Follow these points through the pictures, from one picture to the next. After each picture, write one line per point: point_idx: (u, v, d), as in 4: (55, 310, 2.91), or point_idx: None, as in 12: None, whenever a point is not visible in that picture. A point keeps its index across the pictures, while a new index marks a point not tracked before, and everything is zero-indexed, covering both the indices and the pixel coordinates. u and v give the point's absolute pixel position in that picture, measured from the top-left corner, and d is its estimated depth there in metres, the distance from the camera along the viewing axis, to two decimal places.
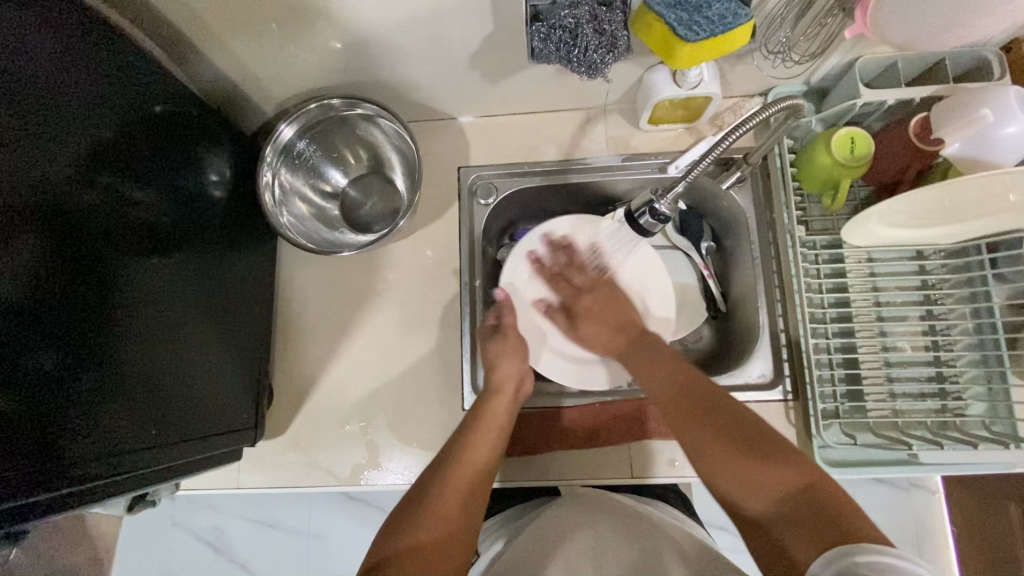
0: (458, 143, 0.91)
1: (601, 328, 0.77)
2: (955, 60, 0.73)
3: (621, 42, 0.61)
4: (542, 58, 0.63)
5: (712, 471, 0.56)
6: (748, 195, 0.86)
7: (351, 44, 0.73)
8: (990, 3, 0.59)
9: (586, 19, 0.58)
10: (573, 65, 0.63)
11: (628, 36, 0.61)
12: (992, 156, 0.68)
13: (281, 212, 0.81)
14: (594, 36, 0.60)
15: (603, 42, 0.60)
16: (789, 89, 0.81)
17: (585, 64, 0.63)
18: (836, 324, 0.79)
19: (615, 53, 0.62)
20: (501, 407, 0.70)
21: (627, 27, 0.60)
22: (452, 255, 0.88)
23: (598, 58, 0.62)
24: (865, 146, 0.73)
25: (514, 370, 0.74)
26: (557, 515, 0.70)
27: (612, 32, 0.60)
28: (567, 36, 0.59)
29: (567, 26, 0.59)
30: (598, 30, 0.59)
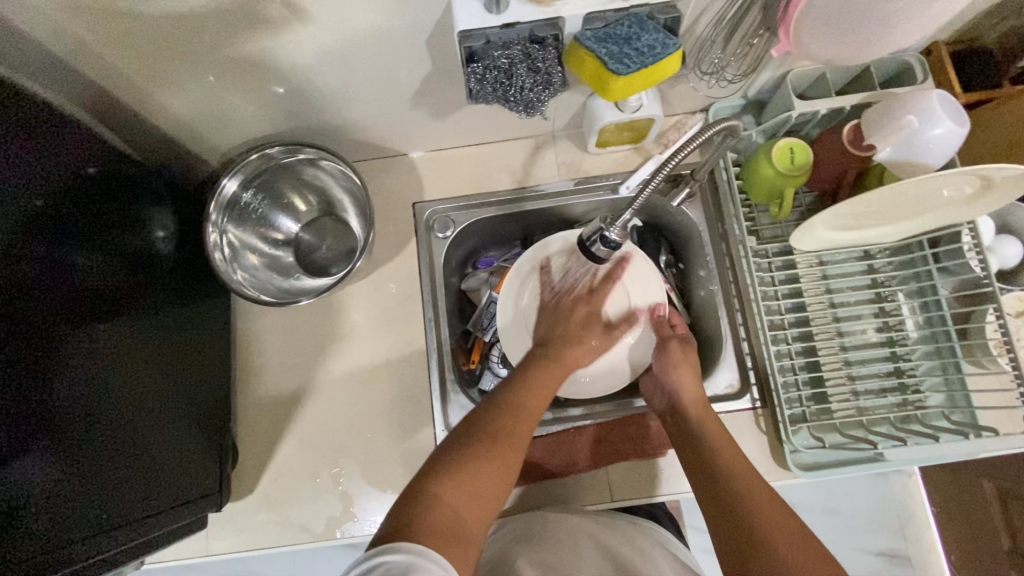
0: (411, 178, 0.90)
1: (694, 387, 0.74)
2: (879, 67, 0.77)
3: (556, 79, 0.62)
4: (479, 98, 0.63)
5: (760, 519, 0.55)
6: (699, 210, 0.88)
7: (291, 90, 0.72)
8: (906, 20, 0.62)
9: (519, 59, 0.59)
10: (512, 104, 0.64)
11: (562, 72, 0.62)
12: (924, 158, 0.69)
13: (234, 268, 0.79)
14: (528, 74, 0.60)
15: (538, 80, 0.61)
16: (729, 105, 0.84)
17: (522, 103, 0.63)
18: (795, 329, 0.80)
19: (551, 90, 0.63)
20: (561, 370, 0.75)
21: (560, 63, 0.60)
22: (415, 292, 0.87)
23: (535, 96, 0.62)
24: (804, 154, 0.76)
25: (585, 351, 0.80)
26: (525, 530, 0.71)
27: (546, 70, 0.60)
28: (502, 76, 0.60)
29: (502, 66, 0.59)
30: (531, 69, 0.60)
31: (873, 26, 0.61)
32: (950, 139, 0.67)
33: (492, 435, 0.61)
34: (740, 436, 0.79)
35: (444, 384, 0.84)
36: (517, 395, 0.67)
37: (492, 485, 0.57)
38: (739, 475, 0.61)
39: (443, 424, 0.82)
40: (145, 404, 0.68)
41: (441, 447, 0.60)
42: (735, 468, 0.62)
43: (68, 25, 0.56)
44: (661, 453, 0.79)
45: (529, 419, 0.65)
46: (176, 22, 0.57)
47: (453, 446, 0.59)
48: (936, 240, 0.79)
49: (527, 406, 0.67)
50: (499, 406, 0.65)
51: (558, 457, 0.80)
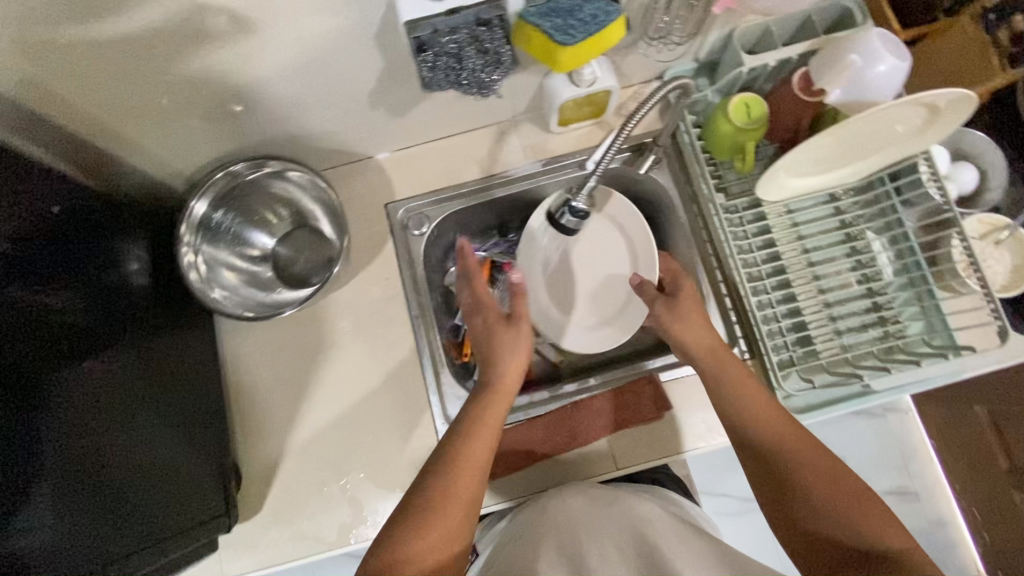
0: (379, 179, 0.90)
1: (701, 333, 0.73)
2: (822, 15, 0.79)
3: (506, 57, 0.62)
4: (432, 86, 0.63)
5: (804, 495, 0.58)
6: (667, 175, 0.90)
7: (248, 105, 0.72)
8: None
9: (467, 42, 0.59)
10: (465, 87, 0.65)
11: (512, 50, 0.63)
12: (871, 94, 0.71)
13: (212, 288, 0.78)
14: (478, 56, 0.61)
15: (488, 60, 0.62)
16: (681, 68, 0.86)
17: (475, 84, 0.64)
18: (773, 278, 0.82)
19: (502, 69, 0.63)
20: (496, 408, 0.67)
21: (509, 42, 0.61)
22: (399, 291, 0.86)
23: (487, 76, 0.63)
24: (759, 108, 0.78)
25: (517, 365, 0.71)
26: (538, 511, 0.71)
27: (495, 50, 0.61)
28: (453, 61, 0.60)
29: (451, 51, 0.60)
30: (480, 50, 0.60)
31: None
32: (892, 74, 0.69)
33: (439, 500, 0.59)
34: None
35: (438, 377, 0.84)
36: (467, 428, 0.65)
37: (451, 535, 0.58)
38: (791, 447, 0.61)
39: (443, 416, 0.82)
40: (133, 440, 0.67)
41: (397, 510, 0.60)
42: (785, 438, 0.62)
43: (8, 61, 0.55)
44: (660, 414, 0.80)
45: (481, 446, 0.63)
46: (121, 46, 0.57)
47: (410, 510, 0.59)
48: (896, 174, 0.81)
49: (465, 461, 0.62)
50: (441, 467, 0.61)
51: (560, 432, 0.81)
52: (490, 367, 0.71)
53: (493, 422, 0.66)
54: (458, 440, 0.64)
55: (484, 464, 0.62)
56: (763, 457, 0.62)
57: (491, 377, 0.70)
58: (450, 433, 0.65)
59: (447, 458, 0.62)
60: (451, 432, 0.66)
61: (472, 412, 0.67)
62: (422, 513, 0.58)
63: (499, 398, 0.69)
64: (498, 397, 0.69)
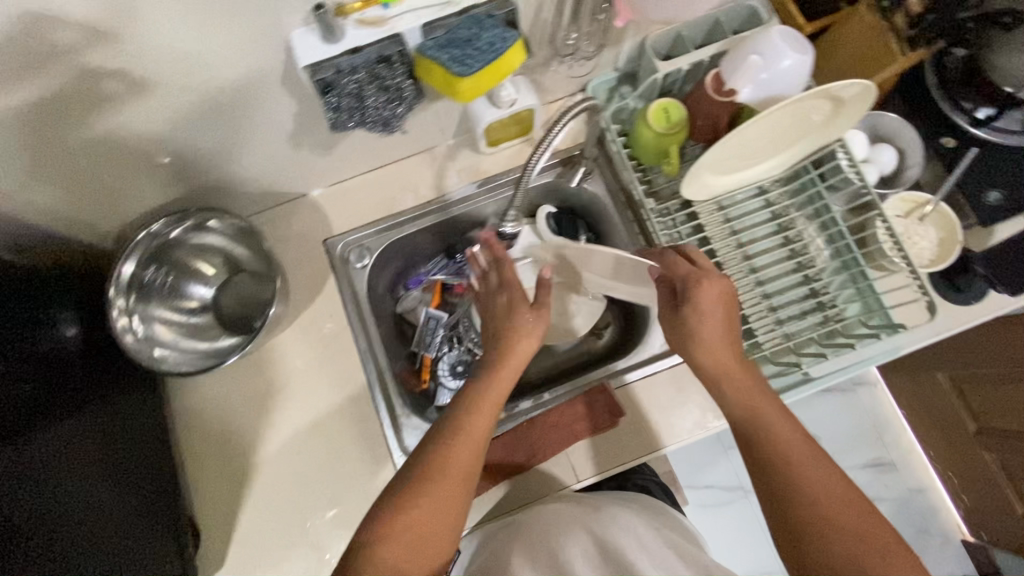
0: (315, 216, 0.89)
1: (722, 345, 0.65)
2: (730, 16, 0.82)
3: (407, 92, 0.64)
4: (339, 126, 0.64)
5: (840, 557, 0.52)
6: (601, 184, 0.91)
7: (168, 159, 0.72)
8: None
9: (367, 81, 0.60)
10: (371, 125, 0.65)
11: (413, 85, 0.64)
12: (778, 90, 0.73)
13: (155, 347, 0.77)
14: (379, 94, 0.62)
15: (390, 98, 0.63)
16: (604, 79, 0.87)
17: (378, 121, 0.65)
18: (711, 275, 0.83)
19: (405, 103, 0.65)
20: (501, 386, 0.68)
21: (409, 77, 0.62)
22: (346, 327, 0.86)
23: (391, 113, 0.64)
24: (678, 111, 0.79)
25: (528, 344, 0.72)
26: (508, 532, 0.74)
27: (395, 86, 0.62)
28: (355, 101, 0.61)
29: (353, 91, 0.60)
30: (381, 88, 0.61)
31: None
32: (796, 68, 0.71)
33: (432, 471, 0.60)
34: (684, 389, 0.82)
35: (391, 410, 0.84)
36: (463, 420, 0.64)
37: (445, 511, 0.59)
38: (825, 501, 0.54)
39: (400, 448, 0.82)
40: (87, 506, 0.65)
41: (395, 477, 0.62)
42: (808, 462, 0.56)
43: None
44: (614, 422, 0.80)
45: (474, 437, 0.63)
46: (17, 116, 0.56)
47: (401, 482, 0.61)
48: (819, 162, 0.83)
49: (461, 439, 0.63)
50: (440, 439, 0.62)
51: (520, 451, 0.81)
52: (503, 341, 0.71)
53: (489, 405, 0.66)
54: (460, 414, 0.65)
55: (477, 443, 0.63)
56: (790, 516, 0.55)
57: (502, 349, 0.71)
58: (446, 420, 0.65)
59: (445, 427, 0.64)
60: (445, 419, 0.65)
61: (473, 397, 0.66)
62: (414, 483, 0.60)
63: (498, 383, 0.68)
64: (499, 381, 0.68)
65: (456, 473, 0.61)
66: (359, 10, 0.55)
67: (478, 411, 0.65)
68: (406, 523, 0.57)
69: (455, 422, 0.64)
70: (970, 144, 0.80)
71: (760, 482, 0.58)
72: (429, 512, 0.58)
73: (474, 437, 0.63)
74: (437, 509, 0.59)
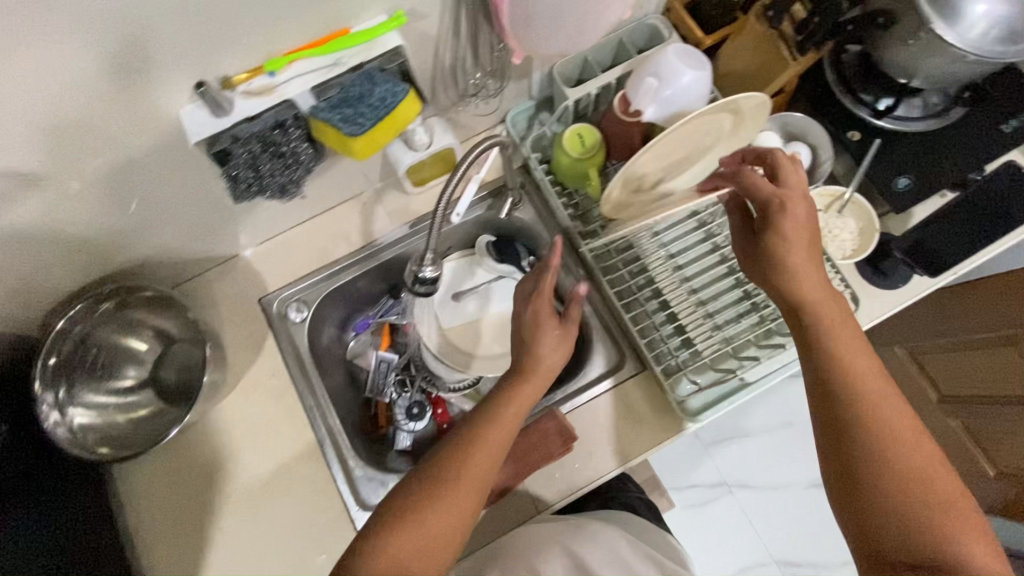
0: (250, 276, 0.88)
1: (807, 270, 0.63)
2: (632, 37, 0.85)
3: (304, 153, 0.64)
4: (241, 196, 0.64)
5: (883, 479, 0.56)
6: (531, 210, 0.93)
7: (94, 242, 0.71)
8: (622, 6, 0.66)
9: (260, 149, 0.61)
10: (267, 191, 0.65)
11: (308, 146, 0.64)
12: (682, 106, 0.75)
13: (89, 445, 0.74)
14: (273, 158, 0.62)
15: (285, 159, 0.63)
16: (522, 109, 0.89)
17: (275, 185, 0.66)
18: (647, 289, 0.85)
19: (302, 163, 0.65)
20: (524, 392, 0.67)
21: (304, 138, 0.63)
22: (291, 385, 0.85)
23: (287, 174, 0.65)
24: (592, 135, 0.82)
25: (556, 361, 0.68)
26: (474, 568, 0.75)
27: (290, 148, 0.63)
28: (250, 168, 0.61)
29: (247, 159, 0.60)
30: (275, 153, 0.62)
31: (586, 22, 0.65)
32: (695, 84, 0.73)
33: (451, 478, 0.60)
34: (632, 405, 0.83)
35: (345, 464, 0.83)
36: (480, 431, 0.63)
37: (453, 521, 0.58)
38: (892, 429, 0.57)
39: (357, 502, 0.81)
40: None
41: (406, 482, 0.62)
42: (873, 398, 0.59)
43: None
44: (567, 448, 0.80)
45: (489, 447, 0.63)
46: None
47: (411, 489, 0.60)
48: None
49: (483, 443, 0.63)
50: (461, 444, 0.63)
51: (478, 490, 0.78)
52: (523, 353, 0.69)
53: (505, 422, 0.64)
54: (476, 422, 0.65)
55: (489, 459, 0.62)
56: (848, 439, 0.58)
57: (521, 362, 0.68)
58: (468, 427, 0.64)
59: (463, 436, 0.63)
60: (464, 425, 0.65)
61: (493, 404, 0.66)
62: (433, 488, 0.60)
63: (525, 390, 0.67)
64: (523, 388, 0.67)
65: (469, 481, 0.60)
66: (245, 80, 0.56)
67: (500, 419, 0.64)
68: (425, 527, 0.58)
69: (472, 429, 0.64)
70: (874, 135, 0.82)
71: (829, 412, 0.60)
72: (444, 518, 0.58)
73: (492, 444, 0.63)
74: (451, 516, 0.58)
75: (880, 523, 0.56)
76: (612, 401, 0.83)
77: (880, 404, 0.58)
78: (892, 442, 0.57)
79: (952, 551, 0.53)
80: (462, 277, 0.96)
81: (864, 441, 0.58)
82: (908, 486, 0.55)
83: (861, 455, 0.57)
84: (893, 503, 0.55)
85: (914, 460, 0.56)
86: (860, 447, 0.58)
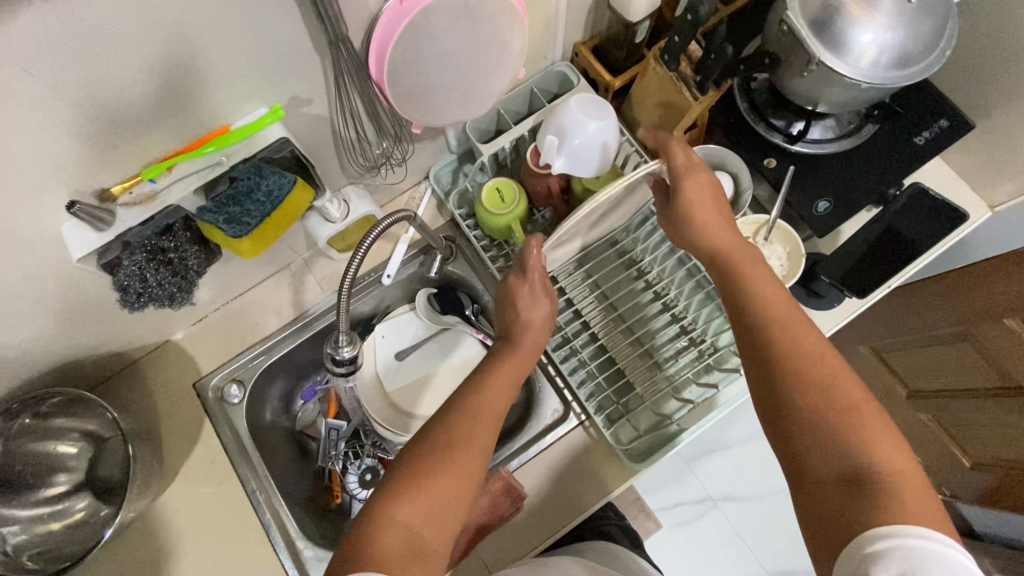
0: (182, 361, 0.87)
1: (714, 221, 0.64)
2: (543, 84, 0.85)
3: (192, 263, 0.65)
4: (132, 305, 0.64)
5: (803, 393, 0.53)
6: (464, 263, 0.92)
7: (6, 357, 0.69)
8: (511, 70, 0.66)
9: (148, 261, 0.61)
10: (157, 301, 0.65)
11: (196, 254, 0.66)
12: (591, 153, 0.75)
13: (23, 564, 0.72)
14: (162, 270, 0.62)
15: (174, 271, 0.64)
16: (443, 164, 0.88)
17: (165, 297, 0.65)
18: (583, 335, 0.84)
19: (191, 275, 0.66)
20: (514, 359, 0.64)
21: (193, 242, 0.64)
22: (232, 470, 0.83)
23: (177, 286, 0.65)
24: (511, 189, 0.81)
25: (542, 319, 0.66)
26: None
27: (179, 258, 0.63)
28: (138, 283, 0.61)
29: (134, 273, 0.60)
30: (164, 264, 0.62)
31: (467, 89, 0.64)
32: (602, 133, 0.73)
33: (439, 449, 0.55)
34: (580, 454, 0.81)
35: (292, 547, 0.81)
36: (472, 401, 0.59)
37: (446, 499, 0.53)
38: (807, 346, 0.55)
39: None
40: None
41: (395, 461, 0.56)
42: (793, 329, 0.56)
43: None
44: (517, 508, 0.78)
45: (489, 416, 0.59)
46: None
47: (398, 468, 0.54)
48: None
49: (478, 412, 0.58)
50: (443, 418, 0.58)
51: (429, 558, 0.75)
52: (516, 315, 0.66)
53: (498, 389, 0.61)
54: (463, 393, 0.60)
55: (487, 424, 0.58)
56: (766, 361, 0.56)
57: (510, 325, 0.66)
58: (455, 399, 0.60)
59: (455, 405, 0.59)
60: (454, 400, 0.60)
61: (485, 375, 0.62)
62: (419, 465, 0.54)
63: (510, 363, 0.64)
64: (512, 359, 0.64)
65: (474, 450, 0.56)
66: (124, 190, 0.56)
67: (490, 391, 0.60)
68: (409, 505, 0.51)
69: (469, 402, 0.59)
70: (789, 160, 0.83)
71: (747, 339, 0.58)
72: (433, 495, 0.52)
73: (486, 413, 0.58)
74: (439, 495, 0.52)
75: (803, 439, 0.52)
76: (560, 452, 0.81)
77: (792, 327, 0.56)
78: (811, 356, 0.54)
79: (885, 477, 0.48)
80: (403, 336, 0.95)
81: (784, 359, 0.55)
82: (825, 397, 0.52)
83: (779, 372, 0.55)
84: (811, 415, 0.52)
85: (833, 372, 0.53)
86: (779, 366, 0.55)
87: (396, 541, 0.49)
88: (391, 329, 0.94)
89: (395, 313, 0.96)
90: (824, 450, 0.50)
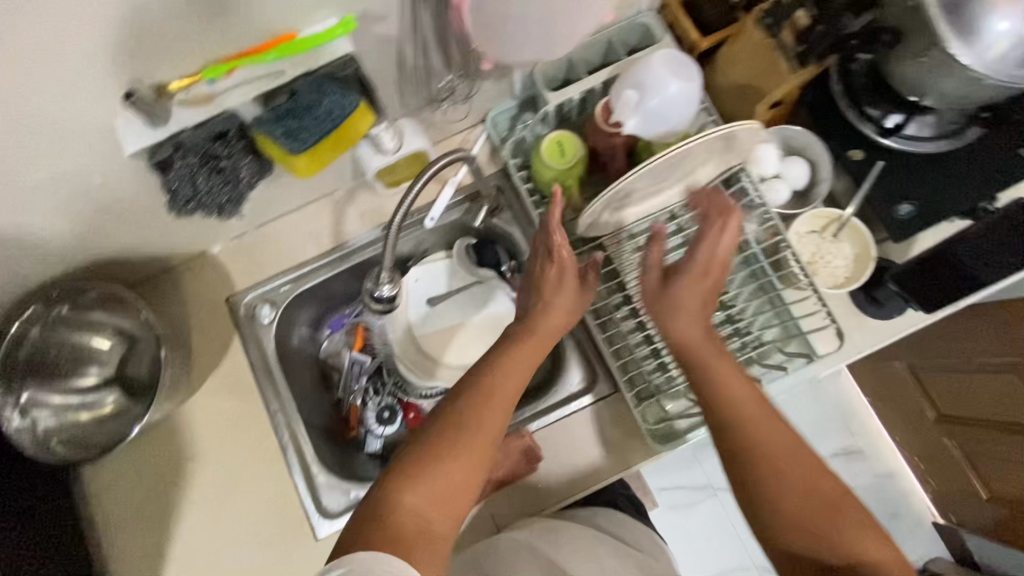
0: (218, 275, 0.86)
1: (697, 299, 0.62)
2: (624, 36, 0.79)
3: (245, 173, 0.63)
4: (181, 210, 0.63)
5: (783, 491, 0.55)
6: (510, 216, 0.88)
7: (48, 246, 0.69)
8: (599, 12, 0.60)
9: (200, 165, 0.59)
10: (206, 207, 0.64)
11: (250, 163, 0.63)
12: (665, 117, 0.71)
13: (51, 446, 0.75)
14: (214, 176, 0.61)
15: (226, 179, 0.62)
16: (504, 109, 0.83)
17: (215, 205, 0.64)
18: (625, 308, 0.80)
19: (243, 183, 0.64)
20: (530, 350, 0.62)
21: (248, 153, 0.62)
22: (256, 388, 0.84)
23: (229, 192, 0.64)
24: (573, 143, 0.76)
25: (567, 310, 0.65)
26: None
27: (233, 166, 0.62)
28: (188, 187, 0.60)
29: (185, 177, 0.59)
30: (216, 170, 0.61)
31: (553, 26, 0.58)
32: (681, 97, 0.69)
33: (449, 438, 0.54)
34: (603, 426, 0.80)
35: (307, 471, 0.82)
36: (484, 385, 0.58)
37: (457, 485, 0.53)
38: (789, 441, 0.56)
39: (318, 510, 0.80)
40: None
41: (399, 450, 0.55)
42: (772, 416, 0.57)
43: None
44: (532, 468, 0.78)
45: (502, 399, 0.57)
46: None
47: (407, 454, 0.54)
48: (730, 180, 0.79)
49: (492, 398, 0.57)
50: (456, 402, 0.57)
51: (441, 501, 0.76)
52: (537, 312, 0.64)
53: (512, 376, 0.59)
54: (473, 377, 0.59)
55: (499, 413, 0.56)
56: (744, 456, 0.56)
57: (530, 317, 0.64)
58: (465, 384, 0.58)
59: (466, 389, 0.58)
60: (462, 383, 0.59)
61: (497, 362, 0.60)
62: (430, 450, 0.53)
63: (525, 352, 0.62)
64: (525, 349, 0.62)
65: (488, 435, 0.55)
66: (182, 88, 0.53)
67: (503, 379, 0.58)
68: (415, 493, 0.51)
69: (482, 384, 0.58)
70: (879, 155, 0.76)
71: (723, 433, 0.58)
72: (445, 483, 0.52)
73: (501, 400, 0.57)
74: (448, 483, 0.52)
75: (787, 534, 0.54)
76: (582, 421, 0.80)
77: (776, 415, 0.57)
78: (796, 450, 0.56)
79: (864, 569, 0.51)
80: (437, 282, 0.93)
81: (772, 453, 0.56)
82: (809, 496, 0.54)
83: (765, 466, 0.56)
84: (790, 513, 0.54)
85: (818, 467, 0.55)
86: (764, 461, 0.56)
87: (407, 525, 0.50)
88: (426, 274, 0.93)
89: (432, 256, 0.93)
90: (806, 543, 0.54)
